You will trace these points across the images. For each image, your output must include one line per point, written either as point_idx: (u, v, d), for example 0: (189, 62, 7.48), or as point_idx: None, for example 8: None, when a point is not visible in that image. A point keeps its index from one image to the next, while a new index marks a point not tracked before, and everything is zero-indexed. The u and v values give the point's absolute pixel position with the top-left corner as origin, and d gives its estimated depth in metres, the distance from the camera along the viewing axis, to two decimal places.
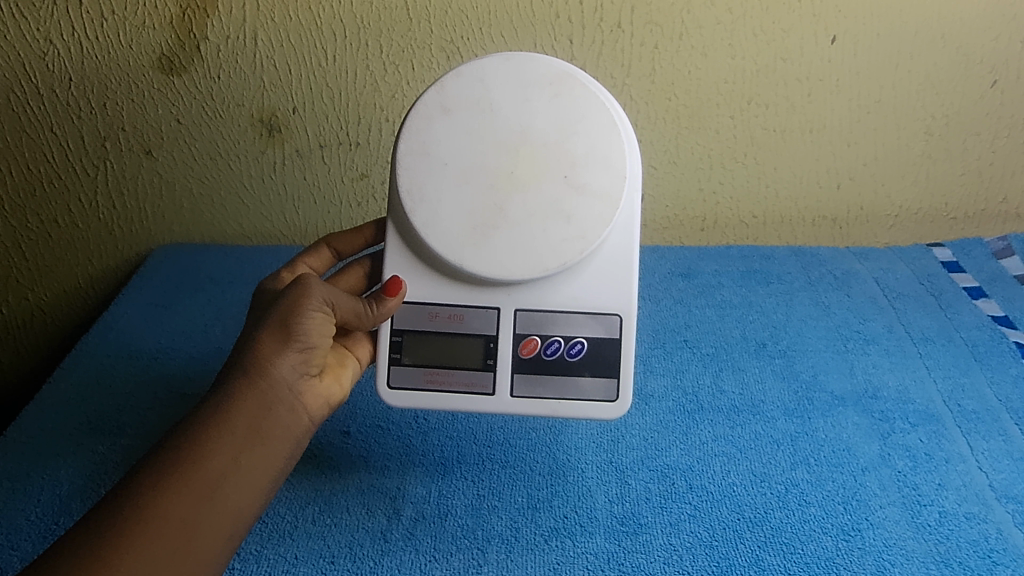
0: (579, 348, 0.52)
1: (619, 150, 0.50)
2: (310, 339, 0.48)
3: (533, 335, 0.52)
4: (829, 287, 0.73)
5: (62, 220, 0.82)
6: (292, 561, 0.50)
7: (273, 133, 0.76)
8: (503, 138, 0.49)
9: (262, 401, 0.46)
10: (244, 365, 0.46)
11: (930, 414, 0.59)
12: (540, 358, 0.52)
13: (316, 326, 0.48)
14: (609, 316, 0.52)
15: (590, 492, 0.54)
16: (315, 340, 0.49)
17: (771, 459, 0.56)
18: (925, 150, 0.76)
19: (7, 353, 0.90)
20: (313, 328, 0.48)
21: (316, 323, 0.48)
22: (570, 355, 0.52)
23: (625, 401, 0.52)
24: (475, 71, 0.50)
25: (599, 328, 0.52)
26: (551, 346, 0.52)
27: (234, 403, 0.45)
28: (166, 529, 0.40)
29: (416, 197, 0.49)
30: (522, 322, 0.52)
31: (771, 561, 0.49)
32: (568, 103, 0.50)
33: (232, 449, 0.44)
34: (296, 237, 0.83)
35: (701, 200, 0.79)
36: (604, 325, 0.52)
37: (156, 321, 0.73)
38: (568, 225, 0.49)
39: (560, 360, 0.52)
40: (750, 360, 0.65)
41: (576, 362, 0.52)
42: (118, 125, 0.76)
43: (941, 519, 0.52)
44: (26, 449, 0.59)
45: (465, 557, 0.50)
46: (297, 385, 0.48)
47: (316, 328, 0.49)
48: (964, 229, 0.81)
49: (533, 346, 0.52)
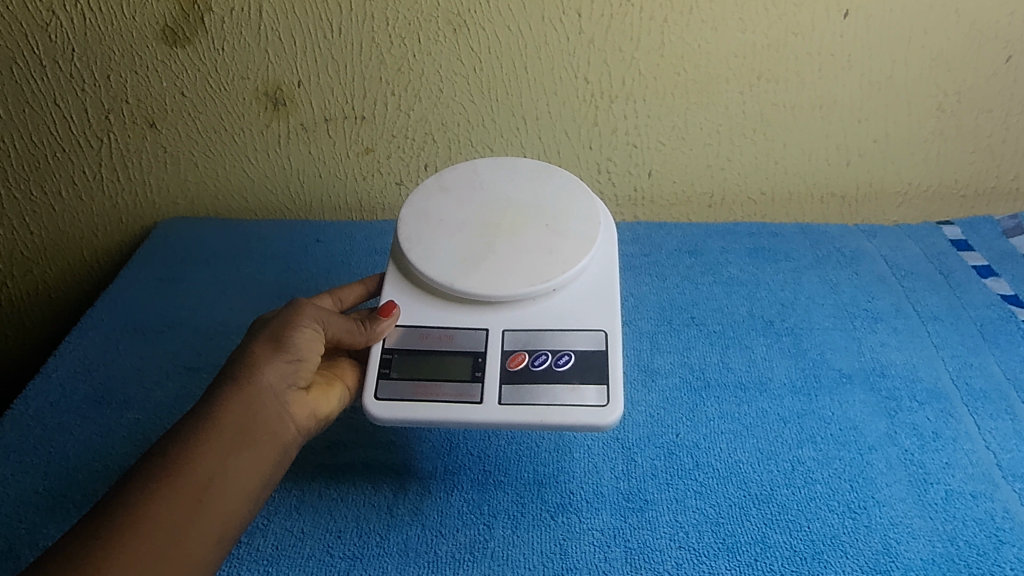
0: (567, 360, 0.51)
1: (593, 209, 0.58)
2: (300, 351, 0.51)
3: (521, 351, 0.51)
4: (838, 264, 0.73)
5: (66, 193, 0.82)
6: (299, 535, 0.51)
7: (278, 106, 0.75)
8: (492, 203, 0.58)
9: (248, 405, 0.47)
10: (234, 372, 0.48)
11: (938, 391, 0.59)
12: (528, 370, 0.51)
13: (306, 340, 0.51)
14: (593, 331, 0.52)
15: (597, 468, 0.54)
16: (303, 354, 0.51)
17: (779, 436, 0.56)
18: (936, 127, 0.75)
19: (13, 325, 0.91)
20: (303, 342, 0.51)
21: (306, 338, 0.51)
22: (558, 366, 0.51)
23: (615, 406, 0.49)
24: (469, 167, 0.61)
25: (586, 342, 0.52)
26: (539, 358, 0.51)
27: (219, 410, 0.46)
28: (156, 530, 0.41)
29: (413, 241, 0.55)
30: (512, 341, 0.52)
31: (777, 538, 0.49)
32: (547, 184, 0.60)
33: (219, 453, 0.45)
34: (302, 211, 0.83)
35: (709, 176, 0.79)
36: (591, 338, 0.52)
37: (161, 295, 0.72)
38: (550, 255, 0.54)
39: (549, 370, 0.50)
40: (757, 337, 0.65)
41: (564, 371, 0.51)
42: (121, 98, 0.75)
43: (948, 497, 0.52)
44: (32, 422, 0.59)
45: (471, 532, 0.50)
46: (284, 395, 0.50)
47: (307, 343, 0.51)
48: (974, 207, 0.81)
49: (520, 360, 0.51)
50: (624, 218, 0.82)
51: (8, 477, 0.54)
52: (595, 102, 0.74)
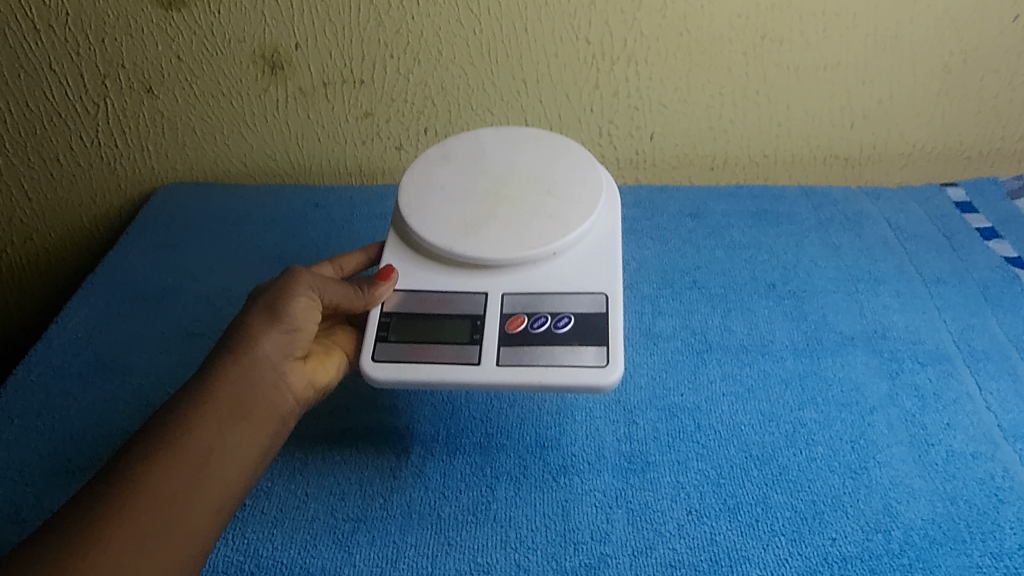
0: (566, 322, 0.51)
1: (596, 176, 0.57)
2: (296, 320, 0.50)
3: (520, 314, 0.51)
4: (841, 227, 0.72)
5: (63, 159, 0.81)
6: (303, 497, 0.51)
7: (275, 70, 0.74)
8: (493, 171, 0.57)
9: (245, 376, 0.47)
10: (229, 345, 0.48)
11: (940, 353, 0.59)
12: (526, 332, 0.51)
13: (302, 309, 0.51)
14: (594, 294, 0.52)
15: (599, 430, 0.54)
16: (299, 323, 0.51)
17: (780, 398, 0.56)
18: (941, 88, 0.74)
19: (15, 293, 0.91)
20: (298, 311, 0.51)
21: (303, 307, 0.51)
22: (558, 328, 0.51)
23: (615, 365, 0.49)
24: (471, 136, 0.61)
25: (586, 304, 0.52)
26: (538, 321, 0.51)
27: (216, 380, 0.46)
28: (155, 502, 0.41)
29: (413, 206, 0.55)
30: (511, 304, 0.52)
31: (778, 499, 0.50)
32: (550, 152, 0.59)
33: (217, 427, 0.45)
34: (302, 176, 0.83)
35: (711, 139, 0.78)
36: (591, 301, 0.52)
37: (161, 261, 0.72)
38: (550, 220, 0.54)
39: (548, 332, 0.50)
40: (759, 300, 0.65)
41: (564, 333, 0.50)
42: (116, 62, 0.75)
43: (949, 457, 0.52)
44: (35, 387, 0.59)
45: (474, 494, 0.51)
46: (281, 365, 0.50)
47: (303, 312, 0.51)
48: (978, 168, 0.80)
49: (519, 322, 0.51)
50: (626, 182, 0.82)
51: (12, 441, 0.55)
52: (597, 64, 0.73)
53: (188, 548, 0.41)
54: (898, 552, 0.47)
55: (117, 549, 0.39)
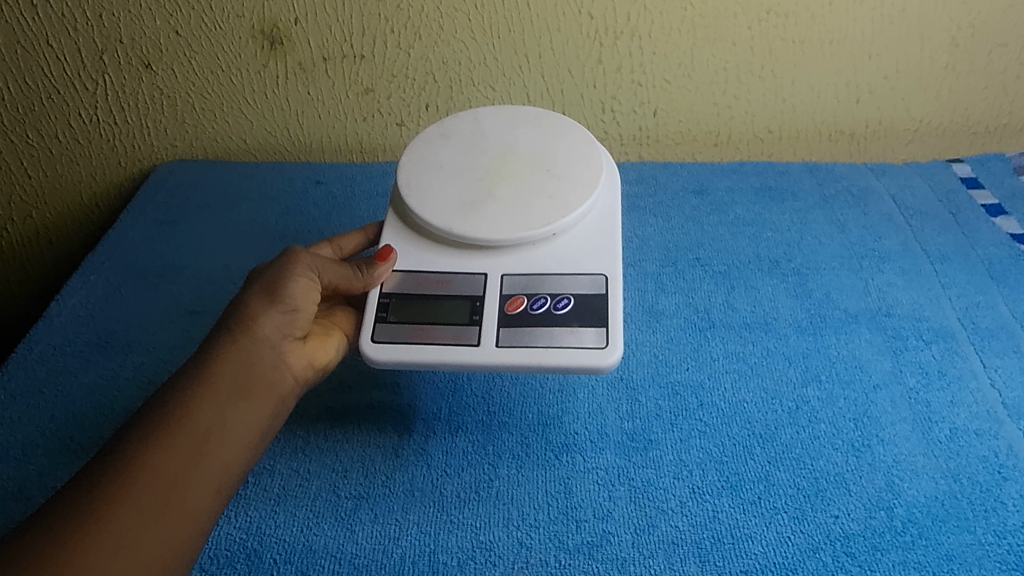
0: (566, 303, 0.50)
1: (596, 154, 0.57)
2: (294, 301, 0.50)
3: (520, 295, 0.51)
4: (845, 203, 0.72)
5: (63, 135, 0.81)
6: (305, 476, 0.51)
7: (275, 45, 0.74)
8: (493, 150, 0.57)
9: (243, 356, 0.47)
10: (229, 325, 0.48)
11: (944, 330, 0.59)
12: (526, 312, 0.50)
13: (301, 290, 0.51)
14: (593, 275, 0.52)
15: (601, 409, 0.54)
16: (299, 304, 0.51)
17: (783, 376, 0.56)
18: (948, 63, 0.73)
19: (16, 271, 0.91)
20: (297, 291, 0.50)
21: (301, 287, 0.51)
22: (558, 309, 0.50)
23: (615, 347, 0.48)
24: (470, 115, 0.60)
25: (585, 284, 0.51)
26: (538, 301, 0.50)
27: (216, 361, 0.46)
28: (155, 481, 0.41)
29: (412, 186, 0.55)
30: (510, 285, 0.52)
31: (781, 477, 0.49)
32: (549, 130, 0.59)
33: (217, 407, 0.45)
34: (302, 153, 0.82)
35: (715, 115, 0.77)
36: (590, 281, 0.51)
37: (161, 238, 0.72)
38: (550, 200, 0.53)
39: (548, 313, 0.50)
40: (763, 278, 0.64)
41: (563, 314, 0.50)
42: (114, 38, 0.74)
43: (952, 435, 0.52)
44: (36, 365, 0.59)
45: (476, 472, 0.51)
46: (280, 345, 0.49)
47: (301, 293, 0.51)
48: (985, 144, 0.80)
49: (518, 303, 0.51)
50: (629, 158, 0.81)
51: (14, 419, 0.55)
52: (600, 38, 0.72)
53: (189, 528, 0.41)
54: (900, 530, 0.47)
55: (118, 528, 0.39)
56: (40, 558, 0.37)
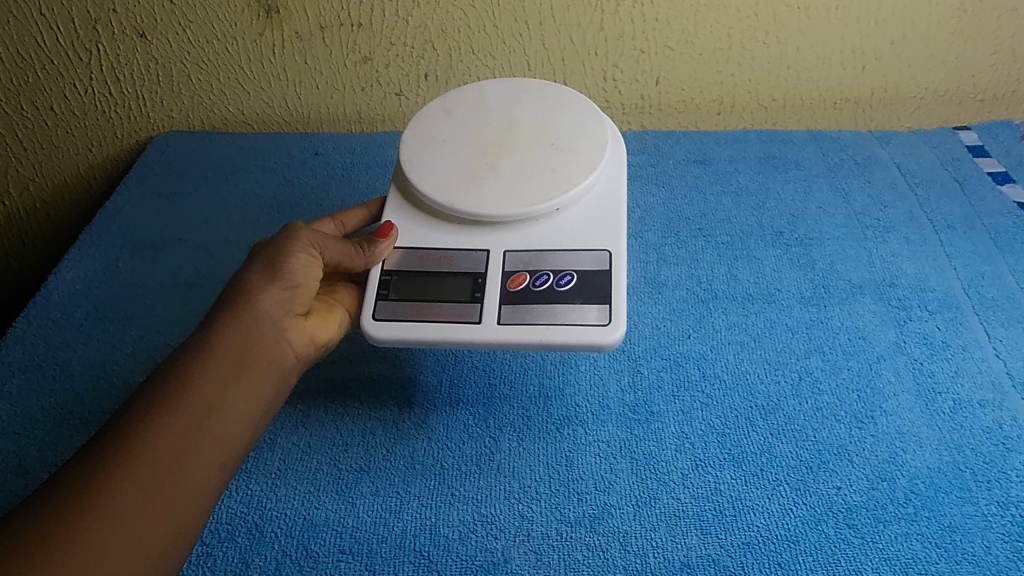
0: (568, 280, 0.50)
1: (600, 127, 0.56)
2: (295, 277, 0.50)
3: (522, 272, 0.50)
4: (850, 172, 0.71)
5: (58, 107, 0.80)
6: (306, 449, 0.51)
7: (271, 14, 0.72)
8: (496, 124, 0.56)
9: (244, 333, 0.47)
10: (229, 301, 0.48)
11: (950, 300, 0.58)
12: (528, 290, 0.50)
13: (301, 266, 0.50)
14: (597, 252, 0.51)
15: (602, 381, 0.54)
16: (299, 280, 0.50)
17: (787, 347, 0.55)
18: (956, 28, 0.72)
19: (14, 244, 0.90)
20: (298, 267, 0.50)
21: (302, 263, 0.50)
22: (559, 287, 0.50)
23: (618, 324, 0.48)
24: (473, 88, 0.59)
25: (587, 262, 0.51)
26: (540, 279, 0.50)
27: (215, 337, 0.46)
28: (156, 457, 0.41)
29: (413, 162, 0.54)
30: (512, 262, 0.51)
31: (783, 448, 0.49)
32: (554, 103, 0.58)
33: (218, 383, 0.44)
34: (300, 123, 0.81)
35: (718, 83, 0.76)
36: (592, 258, 0.51)
37: (159, 211, 0.71)
38: (553, 175, 0.53)
39: (550, 291, 0.49)
40: (766, 248, 0.64)
41: (566, 291, 0.49)
42: (108, 7, 0.73)
43: (955, 406, 0.51)
44: (35, 340, 0.58)
45: (477, 444, 0.50)
46: (282, 322, 0.49)
47: (302, 269, 0.50)
48: (991, 111, 0.79)
49: (521, 280, 0.50)
50: (630, 127, 0.80)
51: (13, 393, 0.55)
52: (602, 5, 0.71)
53: (191, 504, 0.41)
54: (903, 501, 0.46)
55: (118, 504, 0.39)
56: (38, 534, 0.37)
